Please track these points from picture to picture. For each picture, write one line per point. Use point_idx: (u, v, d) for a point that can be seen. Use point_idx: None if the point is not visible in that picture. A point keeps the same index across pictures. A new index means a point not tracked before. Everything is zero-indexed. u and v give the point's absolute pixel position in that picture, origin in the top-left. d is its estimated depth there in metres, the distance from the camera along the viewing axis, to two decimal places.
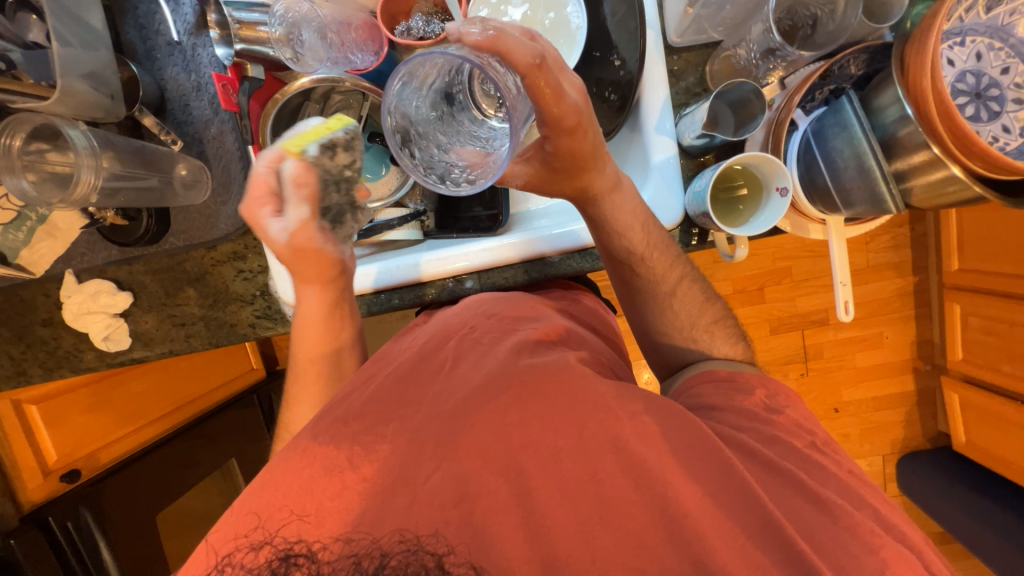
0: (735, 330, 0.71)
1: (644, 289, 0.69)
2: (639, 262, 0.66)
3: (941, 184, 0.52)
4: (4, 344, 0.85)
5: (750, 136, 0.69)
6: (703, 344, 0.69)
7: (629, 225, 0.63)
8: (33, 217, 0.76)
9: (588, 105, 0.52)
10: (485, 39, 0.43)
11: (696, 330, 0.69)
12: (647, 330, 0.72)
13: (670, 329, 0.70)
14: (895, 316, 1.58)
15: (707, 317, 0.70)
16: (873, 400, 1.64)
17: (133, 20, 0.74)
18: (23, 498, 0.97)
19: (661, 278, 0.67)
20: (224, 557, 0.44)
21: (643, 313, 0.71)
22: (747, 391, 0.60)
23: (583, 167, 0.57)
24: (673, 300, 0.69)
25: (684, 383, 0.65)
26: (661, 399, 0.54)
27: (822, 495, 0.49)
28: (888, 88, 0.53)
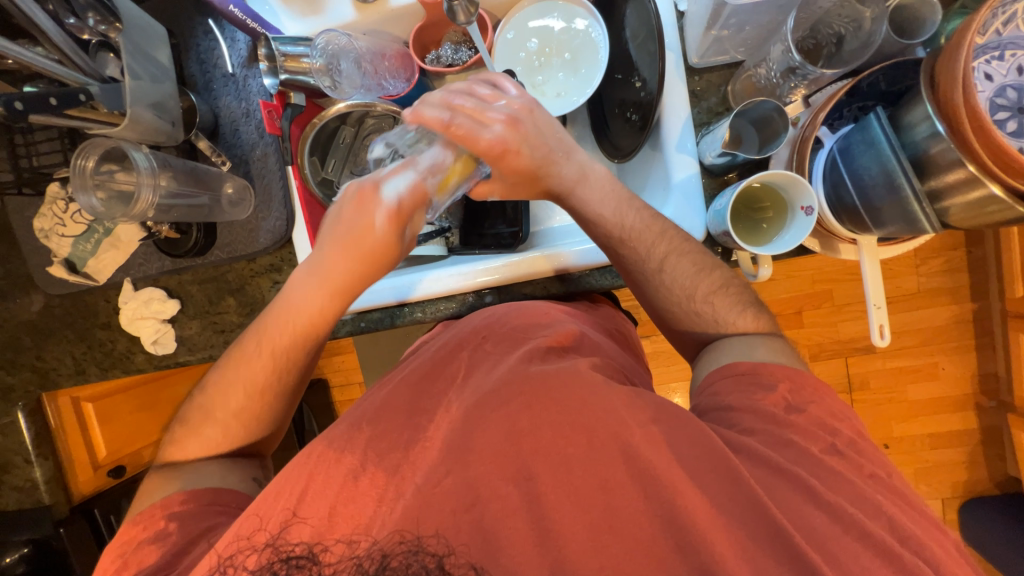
0: (746, 296, 0.65)
1: (631, 270, 0.65)
2: (619, 244, 0.65)
3: (980, 204, 0.49)
4: (68, 345, 0.93)
5: (773, 154, 0.68)
6: (707, 316, 0.64)
7: (598, 211, 0.65)
8: (100, 230, 0.86)
9: (518, 130, 0.60)
10: (412, 118, 0.58)
11: (695, 302, 0.64)
12: (658, 312, 0.67)
13: (670, 305, 0.65)
14: (950, 347, 1.46)
15: (706, 287, 0.64)
16: (928, 437, 1.51)
17: (195, 56, 0.82)
18: (75, 490, 1.02)
19: (644, 255, 0.64)
20: (226, 557, 0.47)
21: (641, 293, 0.67)
22: (769, 387, 0.56)
23: (539, 172, 0.64)
24: (663, 275, 0.64)
25: (705, 379, 0.61)
26: (676, 408, 0.53)
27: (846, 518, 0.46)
28: (918, 104, 0.51)
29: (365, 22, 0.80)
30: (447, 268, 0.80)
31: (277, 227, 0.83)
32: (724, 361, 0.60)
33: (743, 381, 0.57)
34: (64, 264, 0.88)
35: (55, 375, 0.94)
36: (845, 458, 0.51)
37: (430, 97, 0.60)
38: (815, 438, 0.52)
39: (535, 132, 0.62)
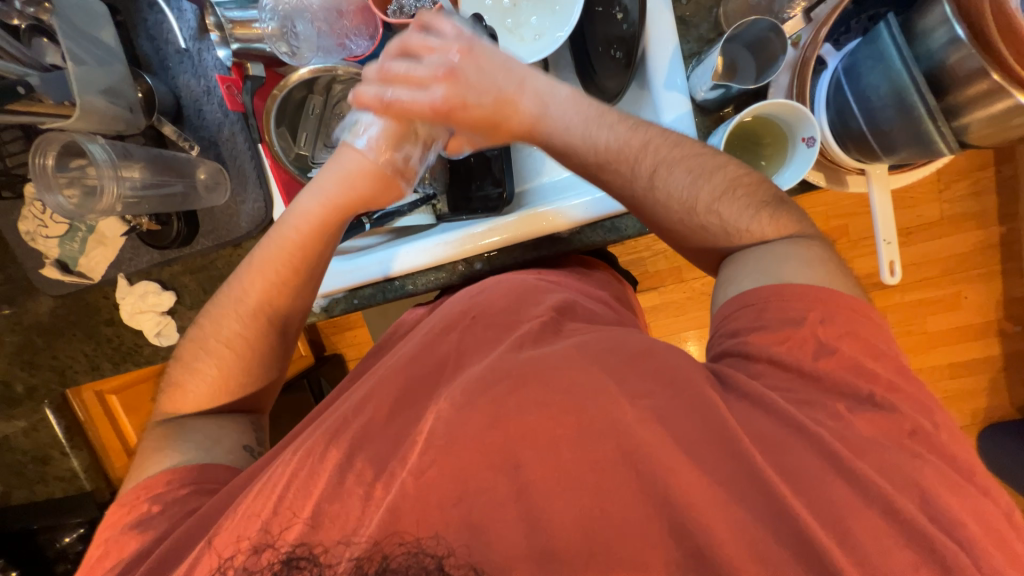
0: (757, 196, 0.57)
1: (620, 196, 0.61)
2: (599, 170, 0.61)
3: (1004, 117, 0.43)
4: (78, 344, 0.95)
5: (772, 81, 0.61)
6: (714, 226, 0.57)
7: (568, 140, 0.60)
8: (83, 229, 0.86)
9: (455, 81, 0.59)
10: (356, 101, 0.59)
11: (698, 211, 0.57)
12: (664, 232, 0.61)
13: (669, 222, 0.59)
14: (975, 274, 1.39)
15: (709, 191, 0.57)
16: (948, 367, 1.48)
17: (145, 33, 0.76)
18: (114, 475, 1.09)
19: (629, 175, 0.59)
20: (226, 559, 0.47)
21: (639, 216, 0.62)
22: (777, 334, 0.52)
23: (494, 118, 0.61)
24: (656, 192, 0.58)
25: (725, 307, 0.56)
26: (680, 373, 0.52)
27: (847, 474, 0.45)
28: (934, 6, 0.44)
29: None
30: (433, 238, 0.78)
31: (256, 209, 0.81)
32: (748, 283, 0.54)
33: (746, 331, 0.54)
34: (56, 265, 0.88)
35: (72, 373, 0.97)
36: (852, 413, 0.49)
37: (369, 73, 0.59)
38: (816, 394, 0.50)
39: (477, 76, 0.59)
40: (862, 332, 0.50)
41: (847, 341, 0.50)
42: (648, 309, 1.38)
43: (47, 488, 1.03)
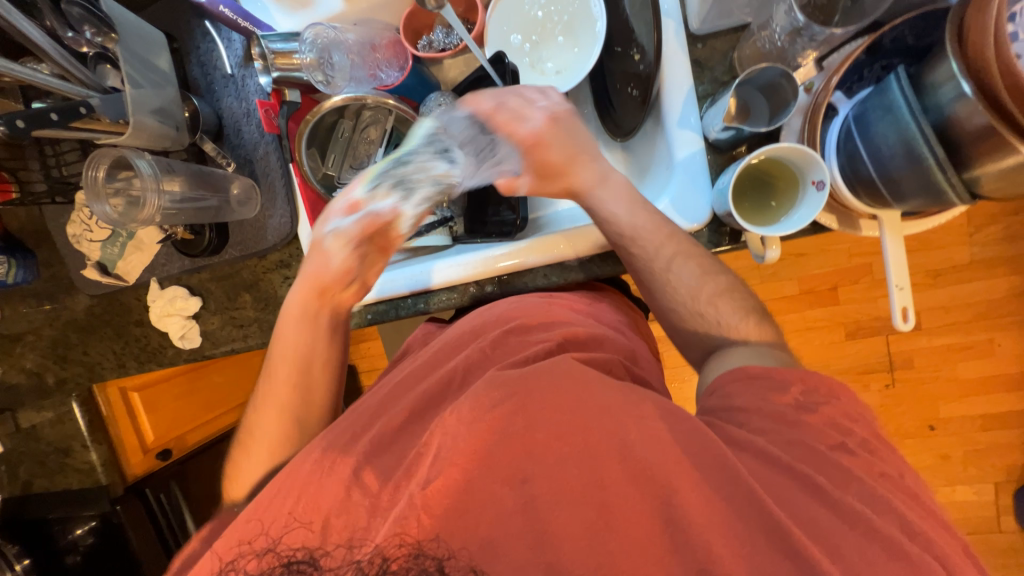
0: (749, 301, 0.64)
1: (638, 272, 0.66)
2: (630, 243, 0.65)
3: (1014, 172, 0.43)
4: (108, 342, 1.00)
5: (784, 124, 0.62)
6: (711, 317, 0.64)
7: (613, 210, 0.66)
8: (124, 234, 0.91)
9: (551, 127, 0.65)
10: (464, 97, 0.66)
11: (700, 302, 0.64)
12: (666, 314, 0.67)
13: (674, 305, 0.65)
14: (1008, 321, 1.34)
15: (711, 289, 0.64)
16: (979, 418, 1.41)
17: (196, 59, 0.83)
18: (128, 471, 1.11)
19: (653, 254, 0.64)
20: (229, 562, 0.49)
21: (649, 295, 0.68)
22: (781, 387, 0.54)
23: (563, 171, 0.67)
24: (670, 276, 0.64)
25: (714, 382, 0.59)
26: (677, 408, 0.53)
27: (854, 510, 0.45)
28: (942, 61, 0.45)
29: (354, 12, 0.79)
30: (449, 258, 0.80)
31: (283, 223, 0.85)
32: (736, 361, 0.59)
33: (757, 385, 0.54)
34: (96, 266, 0.93)
35: (100, 369, 1.02)
36: (856, 458, 0.49)
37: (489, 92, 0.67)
38: (825, 430, 0.50)
39: (568, 134, 0.66)
40: None
41: None
42: (660, 338, 1.36)
43: (65, 480, 1.06)
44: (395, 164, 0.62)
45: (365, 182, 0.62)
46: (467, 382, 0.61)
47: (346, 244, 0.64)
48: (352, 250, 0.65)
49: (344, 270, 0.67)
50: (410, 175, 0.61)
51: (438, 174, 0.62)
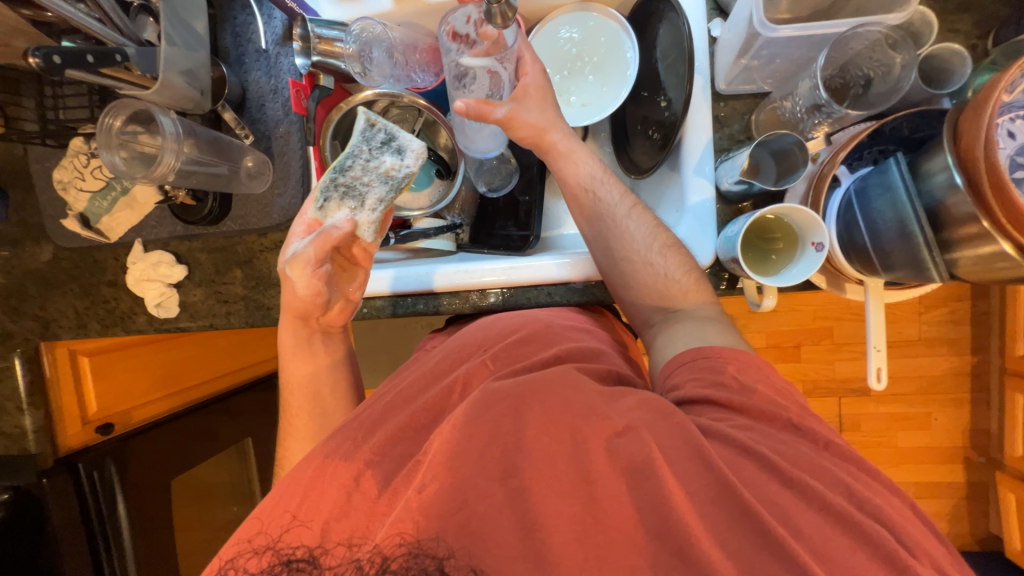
0: (691, 260, 0.70)
1: (600, 213, 0.73)
2: (596, 187, 0.74)
3: (989, 258, 0.49)
4: (73, 298, 0.94)
5: (790, 187, 0.68)
6: (658, 267, 0.70)
7: (587, 154, 0.75)
8: (118, 189, 0.87)
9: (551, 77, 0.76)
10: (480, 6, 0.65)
11: (651, 253, 0.70)
12: (620, 263, 0.71)
13: (628, 252, 0.71)
14: (946, 398, 1.46)
15: (660, 241, 0.70)
16: (916, 486, 1.51)
17: (231, 29, 0.82)
18: (62, 442, 0.98)
19: (614, 200, 0.73)
20: (229, 561, 0.50)
21: (603, 242, 0.72)
22: (718, 368, 0.59)
23: (551, 112, 0.73)
24: (628, 220, 0.72)
25: (665, 368, 0.64)
26: (662, 403, 0.54)
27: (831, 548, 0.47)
28: (937, 154, 0.51)
29: (401, 14, 0.81)
30: (457, 264, 0.81)
31: (291, 204, 0.84)
32: (679, 347, 0.65)
33: (696, 367, 0.60)
34: (78, 218, 0.88)
35: (56, 326, 0.95)
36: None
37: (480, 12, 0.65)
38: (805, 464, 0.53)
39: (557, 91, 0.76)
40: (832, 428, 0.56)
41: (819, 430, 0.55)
42: None
43: None
44: (337, 173, 0.69)
45: (315, 202, 0.68)
46: (467, 392, 0.62)
47: (309, 267, 0.65)
48: (317, 270, 0.66)
49: (314, 293, 0.68)
50: (357, 178, 0.68)
51: (384, 168, 0.68)
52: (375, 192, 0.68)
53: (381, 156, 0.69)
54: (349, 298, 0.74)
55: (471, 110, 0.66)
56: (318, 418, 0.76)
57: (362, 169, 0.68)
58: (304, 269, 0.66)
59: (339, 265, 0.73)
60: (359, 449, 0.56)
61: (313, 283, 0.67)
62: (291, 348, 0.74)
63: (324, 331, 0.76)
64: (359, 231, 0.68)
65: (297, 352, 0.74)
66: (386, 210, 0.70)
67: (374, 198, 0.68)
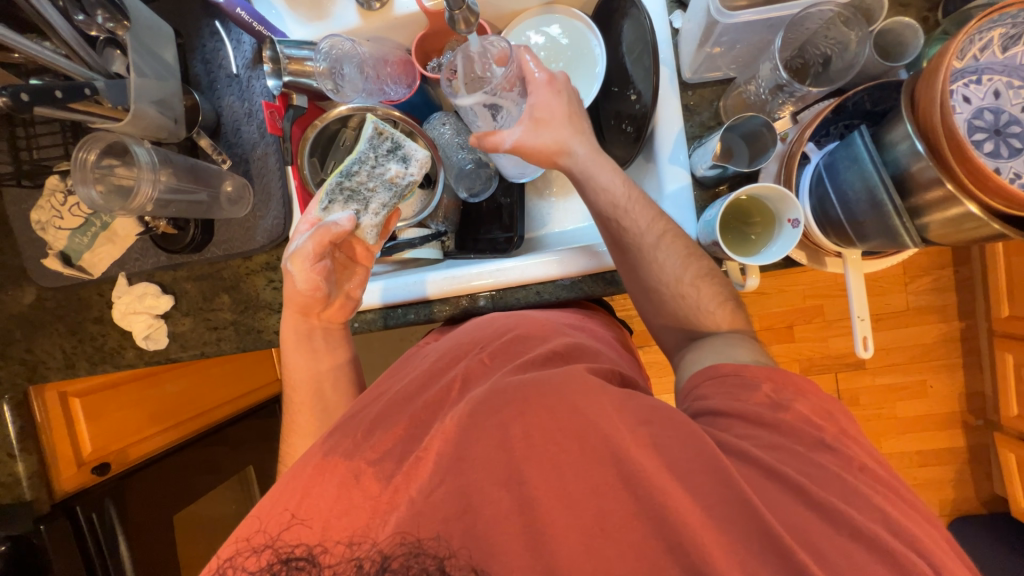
0: (724, 289, 0.68)
1: (628, 242, 0.68)
2: (624, 215, 0.68)
3: (959, 220, 0.50)
4: (58, 339, 0.93)
5: (762, 167, 0.69)
6: (691, 299, 0.68)
7: (612, 179, 0.68)
8: (98, 224, 0.86)
9: (567, 84, 0.71)
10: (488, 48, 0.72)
11: (683, 285, 0.68)
12: (649, 293, 0.70)
13: (658, 286, 0.68)
14: (938, 365, 1.48)
15: (692, 270, 0.68)
16: (919, 454, 1.52)
17: (200, 56, 0.83)
18: (57, 487, 0.96)
19: (644, 228, 0.67)
20: (227, 558, 0.51)
21: (632, 271, 0.70)
22: (752, 386, 0.58)
23: (563, 134, 0.69)
24: (658, 251, 0.67)
25: (688, 384, 0.64)
26: (674, 412, 0.53)
27: (830, 516, 0.48)
28: (897, 124, 0.53)
29: (368, 29, 0.82)
30: (444, 270, 0.81)
31: (274, 225, 0.83)
32: (705, 362, 0.64)
33: (727, 384, 0.59)
34: (59, 257, 0.87)
35: (43, 368, 0.94)
36: (831, 452, 0.53)
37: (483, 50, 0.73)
38: (801, 437, 0.54)
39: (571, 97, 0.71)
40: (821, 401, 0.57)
41: (812, 406, 0.56)
42: None
43: None
44: (343, 177, 0.69)
45: (320, 203, 0.70)
46: (467, 389, 0.62)
47: (308, 262, 0.68)
48: (315, 265, 0.69)
49: (313, 287, 0.70)
50: (363, 183, 0.70)
51: (390, 175, 0.70)
52: (382, 198, 0.71)
53: (388, 163, 0.69)
54: (350, 294, 0.75)
55: (483, 142, 0.70)
56: (318, 414, 0.75)
57: (368, 174, 0.69)
58: (303, 263, 0.68)
59: (339, 263, 0.75)
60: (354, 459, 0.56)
61: (312, 277, 0.69)
62: (293, 342, 0.75)
63: (325, 327, 0.76)
64: (364, 232, 0.73)
65: (298, 347, 0.74)
66: (389, 213, 0.74)
67: (378, 204, 0.71)
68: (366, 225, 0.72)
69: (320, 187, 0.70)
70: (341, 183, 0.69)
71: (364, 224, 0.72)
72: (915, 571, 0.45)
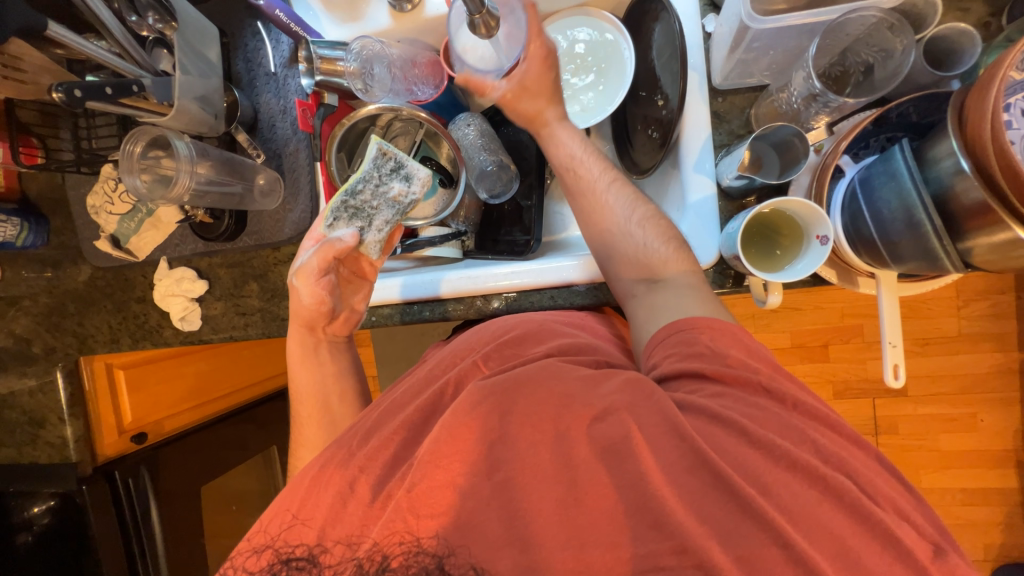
0: (672, 231, 0.70)
1: (582, 190, 0.74)
2: (578, 166, 0.74)
3: (1005, 248, 0.46)
4: (106, 315, 1.00)
5: (793, 180, 0.66)
6: (637, 237, 0.70)
7: (570, 134, 0.75)
8: (144, 211, 0.92)
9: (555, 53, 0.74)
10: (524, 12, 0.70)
11: (630, 225, 0.70)
12: (601, 240, 0.72)
13: (607, 230, 0.72)
14: (990, 398, 1.37)
15: (640, 213, 0.71)
16: (962, 492, 1.41)
17: (242, 55, 0.87)
18: (100, 451, 1.04)
19: (595, 177, 0.74)
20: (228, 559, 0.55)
21: (586, 218, 0.74)
22: (693, 340, 0.58)
23: (539, 101, 0.75)
24: (608, 195, 0.73)
25: (646, 345, 0.63)
26: (645, 381, 0.55)
27: (843, 549, 0.45)
28: (943, 140, 0.49)
29: (400, 30, 0.84)
30: (462, 269, 0.82)
31: (302, 218, 0.87)
32: (660, 324, 0.63)
33: (676, 341, 0.59)
34: (109, 239, 0.94)
35: (92, 342, 1.01)
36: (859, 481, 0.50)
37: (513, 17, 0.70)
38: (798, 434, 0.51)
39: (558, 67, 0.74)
40: (842, 430, 0.54)
41: (836, 435, 0.53)
42: None
43: (34, 452, 1.00)
44: (348, 195, 0.71)
45: (325, 219, 0.72)
46: (459, 392, 0.63)
47: (313, 277, 0.70)
48: (320, 280, 0.71)
49: (318, 302, 0.72)
50: (367, 201, 0.72)
51: (393, 194, 0.72)
52: (387, 216, 0.73)
53: (391, 183, 0.71)
54: (354, 308, 0.78)
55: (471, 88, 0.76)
56: (326, 428, 0.77)
57: (372, 193, 0.72)
58: (308, 278, 0.70)
59: (345, 278, 0.77)
60: (354, 454, 0.58)
61: (317, 291, 0.71)
62: (298, 358, 0.78)
63: (327, 347, 0.80)
64: (368, 249, 0.74)
65: (302, 362, 0.78)
66: (392, 229, 0.75)
67: (382, 222, 0.73)
68: (370, 241, 0.73)
69: (326, 205, 0.73)
70: (345, 202, 0.71)
71: (369, 242, 0.73)
72: None
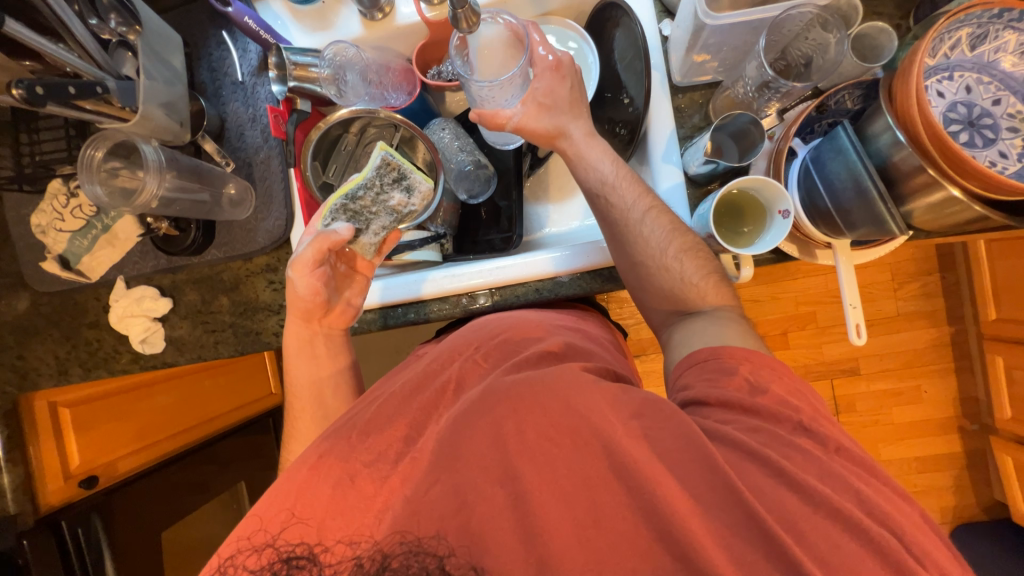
0: (712, 265, 0.70)
1: (615, 219, 0.71)
2: (611, 191, 0.72)
3: (941, 206, 0.53)
4: (52, 345, 0.92)
5: (752, 163, 0.72)
6: (675, 272, 0.70)
7: (600, 157, 0.72)
8: (99, 226, 0.86)
9: (570, 68, 0.73)
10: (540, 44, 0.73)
11: (667, 257, 0.69)
12: (633, 267, 0.72)
13: (643, 259, 0.70)
14: (931, 369, 1.50)
15: (677, 244, 0.69)
16: (917, 459, 1.52)
17: (206, 64, 0.85)
18: (42, 500, 0.91)
19: (629, 204, 0.71)
20: (227, 557, 0.51)
21: (620, 247, 0.72)
22: (731, 370, 0.60)
23: (558, 117, 0.73)
24: (644, 225, 0.70)
25: (675, 373, 0.66)
26: (662, 403, 0.56)
27: (814, 496, 0.50)
28: (877, 117, 0.55)
29: (372, 38, 0.86)
30: (446, 269, 0.82)
31: (276, 227, 0.84)
32: (696, 346, 0.65)
33: (708, 369, 0.61)
34: (58, 260, 0.87)
35: (36, 375, 0.92)
36: (812, 431, 0.55)
37: (538, 43, 0.72)
38: (764, 394, 0.57)
39: (573, 82, 0.74)
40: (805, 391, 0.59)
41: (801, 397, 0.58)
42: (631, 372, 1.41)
43: None
44: (347, 200, 0.67)
45: (323, 218, 0.69)
46: (461, 391, 0.64)
47: (307, 268, 0.69)
48: (315, 270, 0.70)
49: (313, 292, 0.71)
50: (367, 207, 0.68)
51: (394, 204, 0.69)
52: (392, 220, 0.72)
53: (393, 193, 0.68)
54: (350, 302, 0.77)
55: (484, 121, 0.74)
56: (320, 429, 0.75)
57: (376, 203, 0.68)
58: (304, 269, 0.69)
59: (340, 273, 0.77)
60: (355, 448, 0.57)
61: (313, 282, 0.71)
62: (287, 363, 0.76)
63: (327, 333, 0.77)
64: (364, 250, 0.76)
65: (300, 351, 0.76)
66: (389, 235, 0.75)
67: (388, 223, 0.72)
68: (366, 238, 0.74)
69: (321, 203, 0.69)
70: (343, 204, 0.67)
71: (370, 240, 0.74)
72: (894, 553, 0.47)
